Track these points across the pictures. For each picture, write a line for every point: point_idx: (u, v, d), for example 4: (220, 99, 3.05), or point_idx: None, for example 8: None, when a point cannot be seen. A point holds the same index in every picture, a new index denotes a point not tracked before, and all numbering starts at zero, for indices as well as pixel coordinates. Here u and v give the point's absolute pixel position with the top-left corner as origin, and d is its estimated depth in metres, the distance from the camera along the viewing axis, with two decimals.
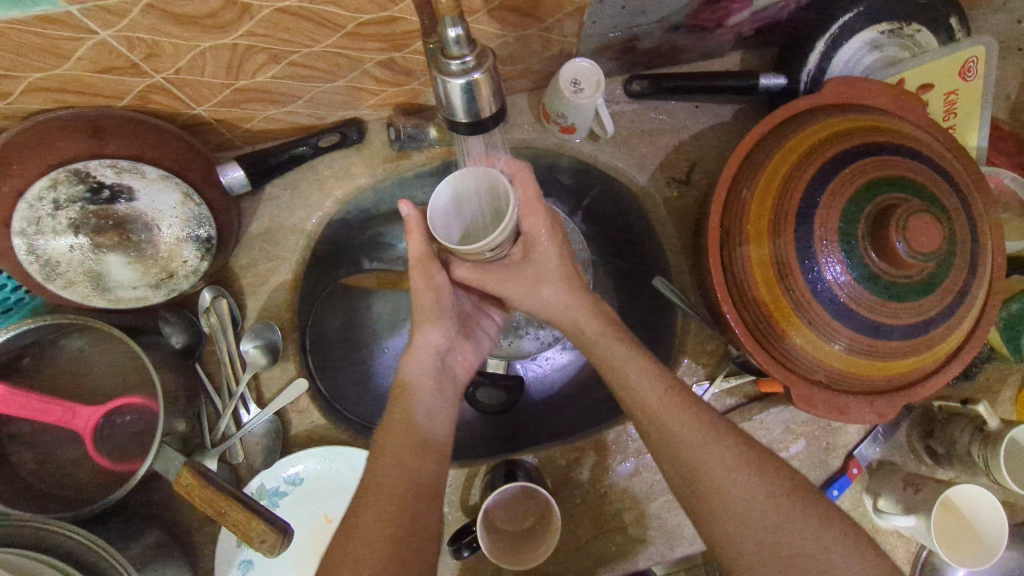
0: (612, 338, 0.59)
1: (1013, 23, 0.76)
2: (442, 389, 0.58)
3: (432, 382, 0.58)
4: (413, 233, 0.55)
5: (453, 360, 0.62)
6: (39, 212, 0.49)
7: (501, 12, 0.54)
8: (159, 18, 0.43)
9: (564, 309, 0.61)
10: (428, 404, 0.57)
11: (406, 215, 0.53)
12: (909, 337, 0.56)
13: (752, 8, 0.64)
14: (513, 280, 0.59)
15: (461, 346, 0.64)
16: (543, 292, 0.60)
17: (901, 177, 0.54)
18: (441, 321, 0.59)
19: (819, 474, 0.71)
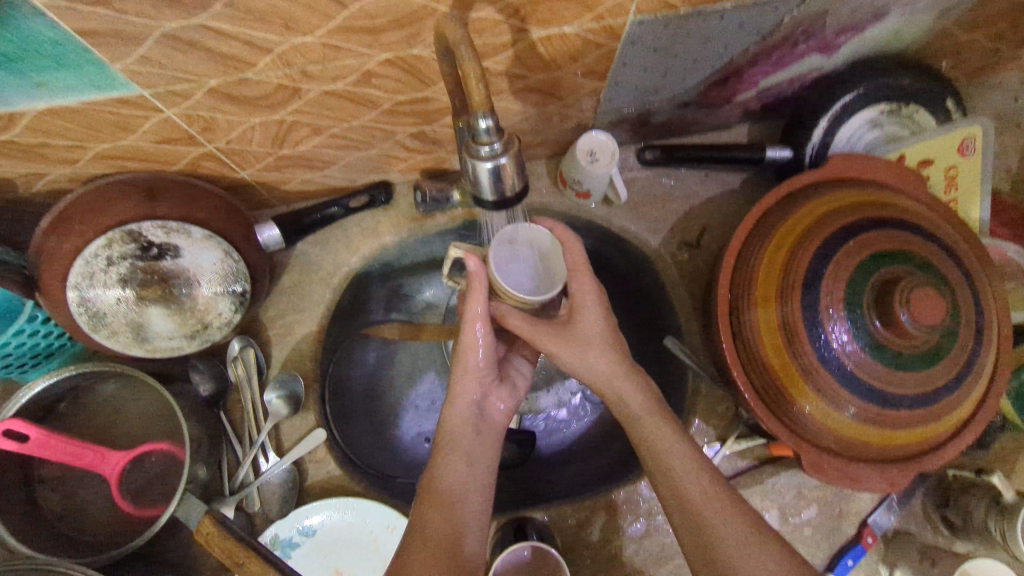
0: (639, 396, 0.59)
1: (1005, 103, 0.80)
2: (481, 436, 0.59)
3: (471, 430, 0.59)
4: (477, 291, 0.57)
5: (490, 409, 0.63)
6: (93, 268, 0.53)
7: (524, 92, 0.59)
8: (219, 99, 0.47)
9: (598, 376, 0.60)
10: (467, 450, 0.58)
11: (473, 269, 0.57)
12: (918, 406, 0.57)
13: (758, 88, 0.69)
14: (554, 339, 0.59)
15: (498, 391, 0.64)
16: (588, 356, 0.59)
17: (904, 250, 0.56)
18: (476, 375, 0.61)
19: (833, 542, 0.70)
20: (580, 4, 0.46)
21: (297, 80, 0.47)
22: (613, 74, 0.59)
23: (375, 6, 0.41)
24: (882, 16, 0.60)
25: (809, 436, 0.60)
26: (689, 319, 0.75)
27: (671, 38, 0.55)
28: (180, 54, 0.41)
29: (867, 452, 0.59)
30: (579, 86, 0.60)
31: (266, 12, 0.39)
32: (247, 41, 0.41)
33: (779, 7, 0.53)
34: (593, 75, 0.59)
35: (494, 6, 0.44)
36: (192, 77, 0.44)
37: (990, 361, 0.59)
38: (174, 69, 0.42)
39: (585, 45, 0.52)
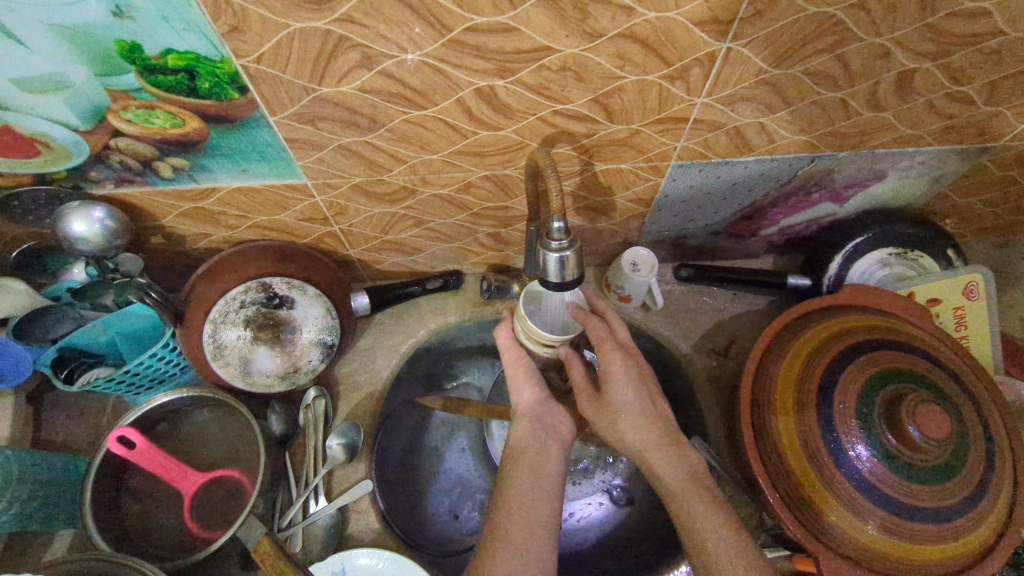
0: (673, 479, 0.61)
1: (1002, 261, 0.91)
2: (545, 449, 0.65)
3: (537, 443, 0.65)
4: (573, 367, 0.64)
5: (550, 421, 0.68)
6: (228, 308, 0.66)
7: (584, 209, 0.73)
8: (356, 192, 0.63)
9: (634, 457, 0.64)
10: (536, 473, 0.63)
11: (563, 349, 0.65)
12: (934, 522, 0.59)
13: (779, 226, 0.82)
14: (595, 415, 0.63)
15: (553, 411, 0.69)
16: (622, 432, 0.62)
17: (909, 369, 0.63)
18: (533, 416, 0.68)
19: None
20: (635, 149, 0.62)
21: (417, 184, 0.63)
22: (656, 202, 0.73)
23: (486, 139, 0.57)
24: (882, 177, 0.73)
25: (835, 545, 0.61)
26: (715, 423, 0.81)
27: (705, 179, 0.69)
28: (344, 158, 0.57)
29: (892, 567, 0.59)
30: (628, 210, 0.74)
31: (411, 137, 0.56)
32: (392, 154, 0.58)
33: (793, 163, 0.68)
34: (640, 202, 0.73)
35: (570, 146, 0.60)
36: (345, 175, 0.60)
37: (1010, 488, 0.61)
38: (335, 169, 0.59)
39: (636, 179, 0.67)
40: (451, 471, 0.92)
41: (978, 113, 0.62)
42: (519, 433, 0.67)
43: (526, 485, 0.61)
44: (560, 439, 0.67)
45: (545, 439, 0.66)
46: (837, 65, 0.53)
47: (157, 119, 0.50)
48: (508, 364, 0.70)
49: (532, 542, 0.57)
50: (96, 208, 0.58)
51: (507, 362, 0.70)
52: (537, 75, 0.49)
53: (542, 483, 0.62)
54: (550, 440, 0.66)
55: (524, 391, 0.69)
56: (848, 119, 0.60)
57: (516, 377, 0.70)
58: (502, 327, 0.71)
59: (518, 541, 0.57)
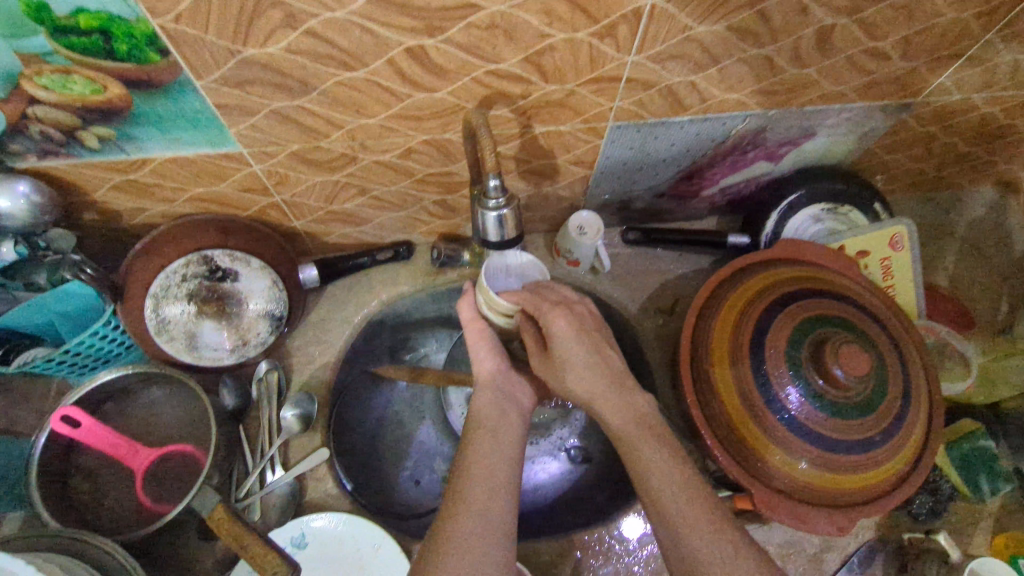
0: (618, 428, 0.64)
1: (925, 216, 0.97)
2: (506, 415, 0.66)
3: (498, 412, 0.66)
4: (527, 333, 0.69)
5: (512, 388, 0.70)
6: (170, 282, 0.66)
7: (528, 174, 0.74)
8: (295, 160, 0.63)
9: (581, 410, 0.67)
10: (496, 434, 0.64)
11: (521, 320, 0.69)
12: (856, 453, 0.63)
13: (719, 186, 0.84)
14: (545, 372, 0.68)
15: (514, 379, 0.71)
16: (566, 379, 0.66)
17: (834, 315, 0.67)
18: (494, 385, 0.69)
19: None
20: (572, 110, 0.63)
21: (356, 150, 0.63)
22: (599, 164, 0.74)
23: (423, 101, 0.57)
24: (812, 135, 0.76)
25: (771, 482, 0.64)
26: (663, 377, 0.84)
27: (644, 140, 0.70)
28: (278, 124, 0.57)
29: (821, 498, 0.63)
30: (572, 173, 0.76)
31: (345, 100, 0.55)
32: (327, 119, 0.57)
33: (727, 122, 0.70)
34: (583, 165, 0.74)
35: (508, 108, 0.60)
36: (281, 142, 0.59)
37: (924, 419, 0.66)
38: (270, 136, 0.58)
39: (577, 141, 0.68)
40: (416, 441, 0.93)
41: (896, 69, 0.65)
42: (481, 399, 0.68)
43: (486, 447, 0.62)
44: (519, 407, 0.69)
45: (506, 406, 0.68)
46: (759, 22, 0.54)
47: (75, 85, 0.48)
48: (470, 334, 0.72)
49: (492, 498, 0.57)
50: (20, 182, 0.56)
51: (469, 333, 0.72)
52: (467, 33, 0.49)
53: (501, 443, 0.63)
54: (509, 405, 0.68)
55: (484, 361, 0.70)
56: (775, 76, 0.62)
57: (477, 348, 0.71)
58: (464, 300, 0.73)
59: (477, 498, 0.56)
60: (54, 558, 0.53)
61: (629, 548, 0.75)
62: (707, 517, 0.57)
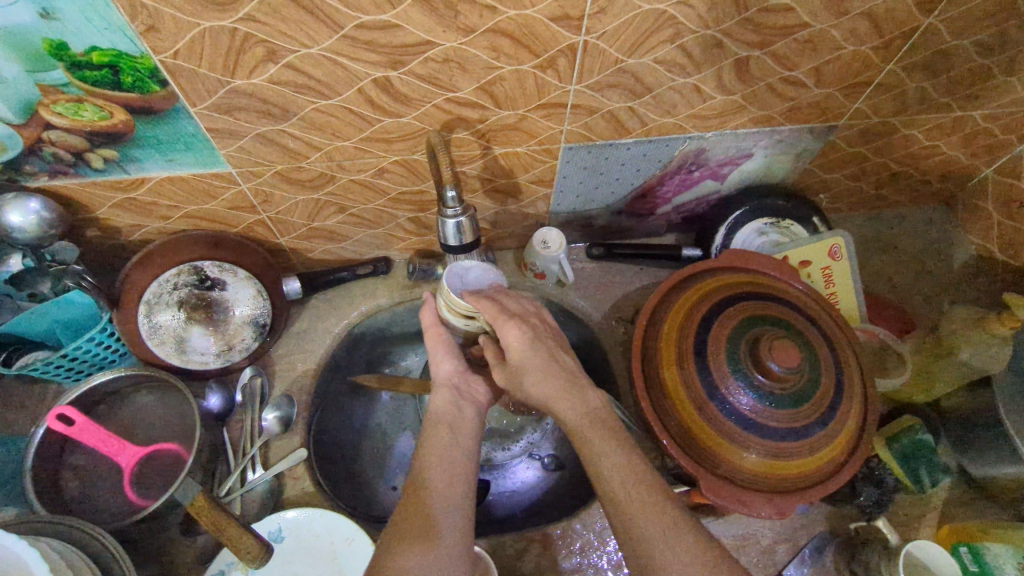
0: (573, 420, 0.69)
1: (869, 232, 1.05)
2: (462, 411, 0.71)
3: (454, 409, 0.71)
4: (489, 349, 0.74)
5: (469, 390, 0.74)
6: (162, 290, 0.72)
7: (493, 192, 0.82)
8: (279, 179, 0.70)
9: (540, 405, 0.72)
10: (454, 429, 0.69)
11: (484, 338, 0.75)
12: (792, 440, 0.68)
13: (672, 204, 0.92)
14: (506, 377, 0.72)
15: (472, 380, 0.75)
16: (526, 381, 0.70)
17: (771, 314, 0.73)
18: (450, 386, 0.73)
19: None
20: (526, 133, 0.70)
21: (334, 170, 0.70)
22: (557, 183, 0.82)
23: (391, 125, 0.65)
24: (750, 155, 0.84)
25: (718, 471, 0.69)
26: (624, 381, 0.89)
27: (595, 160, 0.78)
28: (263, 146, 0.64)
29: (764, 484, 0.68)
30: (533, 192, 0.83)
31: (322, 125, 0.63)
32: (307, 141, 0.65)
33: (669, 144, 0.78)
34: (542, 184, 0.82)
35: (468, 131, 0.68)
36: (266, 163, 0.67)
37: (860, 409, 0.71)
38: (256, 157, 0.65)
39: (534, 162, 0.76)
40: (395, 456, 0.96)
41: (813, 95, 0.74)
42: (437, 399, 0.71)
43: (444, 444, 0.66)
44: (475, 405, 0.73)
45: (462, 404, 0.72)
46: (681, 55, 0.63)
47: (86, 112, 0.56)
48: (430, 340, 0.76)
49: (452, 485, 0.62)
50: (32, 199, 0.63)
51: (429, 338, 0.76)
52: (425, 65, 0.57)
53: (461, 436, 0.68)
54: (465, 404, 0.72)
55: (442, 365, 0.74)
56: (705, 102, 0.71)
57: (437, 352, 0.75)
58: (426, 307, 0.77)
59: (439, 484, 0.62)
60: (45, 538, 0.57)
61: (592, 542, 0.78)
62: (650, 497, 0.62)
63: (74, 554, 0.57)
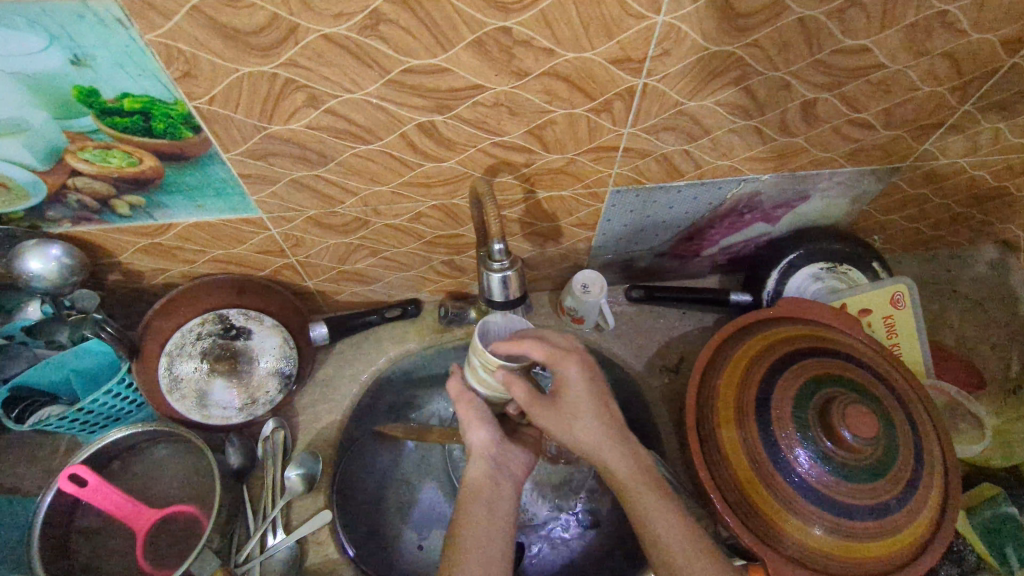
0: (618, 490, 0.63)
1: (926, 274, 0.98)
2: (498, 487, 0.65)
3: (488, 483, 0.65)
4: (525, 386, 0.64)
5: (509, 460, 0.69)
6: (185, 341, 0.68)
7: (533, 235, 0.77)
8: (311, 224, 0.66)
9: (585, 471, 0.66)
10: (488, 504, 0.63)
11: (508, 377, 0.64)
12: (869, 519, 0.61)
13: (719, 246, 0.87)
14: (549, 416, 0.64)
15: (513, 450, 0.70)
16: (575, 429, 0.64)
17: (838, 374, 0.67)
18: (478, 460, 0.67)
19: None
20: (573, 177, 0.66)
21: (369, 215, 0.67)
22: (600, 226, 0.77)
23: (432, 170, 0.61)
24: (806, 197, 0.79)
25: (786, 551, 0.62)
26: (669, 437, 0.83)
27: (643, 203, 0.74)
28: (297, 192, 0.60)
29: (835, 566, 0.61)
30: (575, 234, 0.79)
31: (360, 170, 0.59)
32: (343, 187, 0.61)
33: (722, 187, 0.73)
34: (585, 227, 0.77)
35: (512, 175, 0.64)
36: (299, 208, 0.63)
37: (940, 481, 0.65)
38: (289, 203, 0.62)
39: (578, 205, 0.72)
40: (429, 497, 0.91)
41: (880, 137, 0.69)
42: (472, 473, 0.66)
43: (481, 520, 0.61)
44: (514, 478, 0.68)
45: (499, 478, 0.66)
46: (744, 97, 0.58)
47: (114, 159, 0.52)
48: (461, 409, 0.70)
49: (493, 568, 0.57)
50: (54, 246, 0.59)
51: (460, 407, 0.71)
52: (473, 110, 0.53)
53: (496, 510, 0.62)
54: (503, 478, 0.66)
55: (475, 435, 0.68)
56: (764, 145, 0.66)
57: (470, 421, 0.69)
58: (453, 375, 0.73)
59: (475, 565, 0.57)
60: None
61: None
62: None
63: None
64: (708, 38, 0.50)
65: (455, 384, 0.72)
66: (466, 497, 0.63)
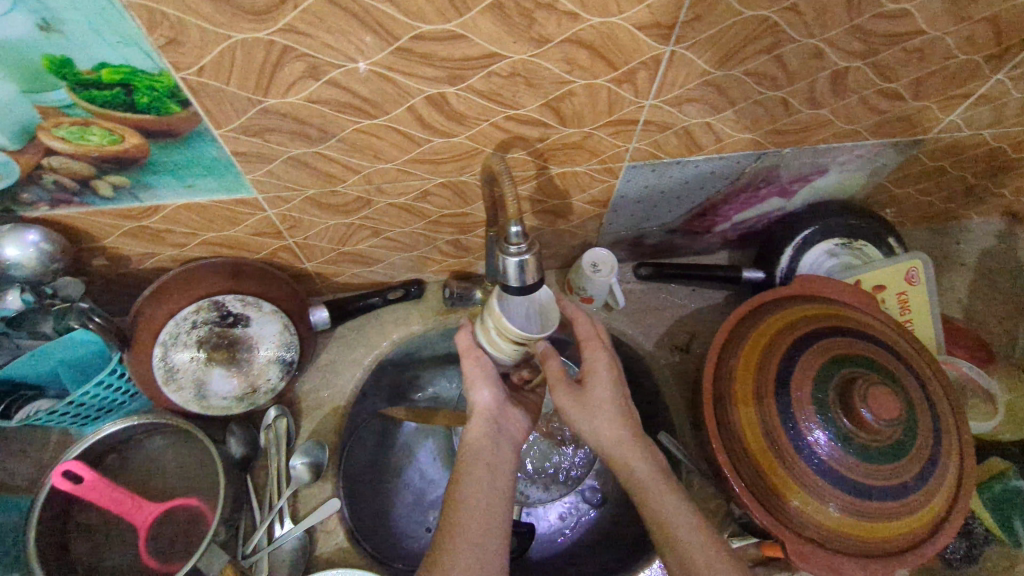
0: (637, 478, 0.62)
1: (936, 248, 0.97)
2: (499, 450, 0.63)
3: (490, 445, 0.63)
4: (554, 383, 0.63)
5: (508, 422, 0.66)
6: (179, 329, 0.64)
7: (542, 212, 0.74)
8: (310, 204, 0.62)
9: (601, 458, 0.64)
10: (489, 464, 0.61)
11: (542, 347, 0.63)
12: (889, 499, 0.61)
13: (732, 221, 0.84)
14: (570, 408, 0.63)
15: (512, 409, 0.67)
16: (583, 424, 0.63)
17: (858, 355, 0.65)
18: (482, 420, 0.64)
19: None
20: (588, 152, 0.62)
21: (371, 194, 0.62)
22: (612, 202, 0.74)
23: (441, 146, 0.57)
24: (824, 171, 0.76)
25: (805, 532, 0.62)
26: (681, 416, 0.82)
27: (658, 179, 0.70)
28: (294, 170, 0.56)
29: (854, 546, 0.61)
30: (586, 211, 0.75)
31: (363, 146, 0.55)
32: (345, 164, 0.57)
33: (741, 161, 0.70)
34: (597, 204, 0.74)
35: (525, 150, 0.60)
36: (297, 188, 0.59)
37: (956, 461, 0.64)
38: (286, 182, 0.57)
39: (592, 181, 0.68)
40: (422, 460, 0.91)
41: (907, 109, 0.66)
42: (472, 434, 0.64)
43: (478, 484, 0.59)
44: (512, 440, 0.66)
45: (500, 440, 0.64)
46: (775, 66, 0.55)
47: (93, 136, 0.47)
48: (465, 364, 0.65)
49: (494, 535, 0.56)
50: (30, 231, 0.55)
51: (465, 363, 0.65)
52: (488, 81, 0.49)
53: (495, 473, 0.61)
54: (504, 442, 0.64)
55: (478, 396, 0.64)
56: (789, 117, 0.63)
57: (473, 378, 0.65)
58: (462, 330, 0.66)
59: (475, 532, 0.55)
60: None
61: None
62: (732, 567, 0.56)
63: None
64: (743, 2, 0.46)
65: (462, 339, 0.66)
66: (469, 457, 0.61)
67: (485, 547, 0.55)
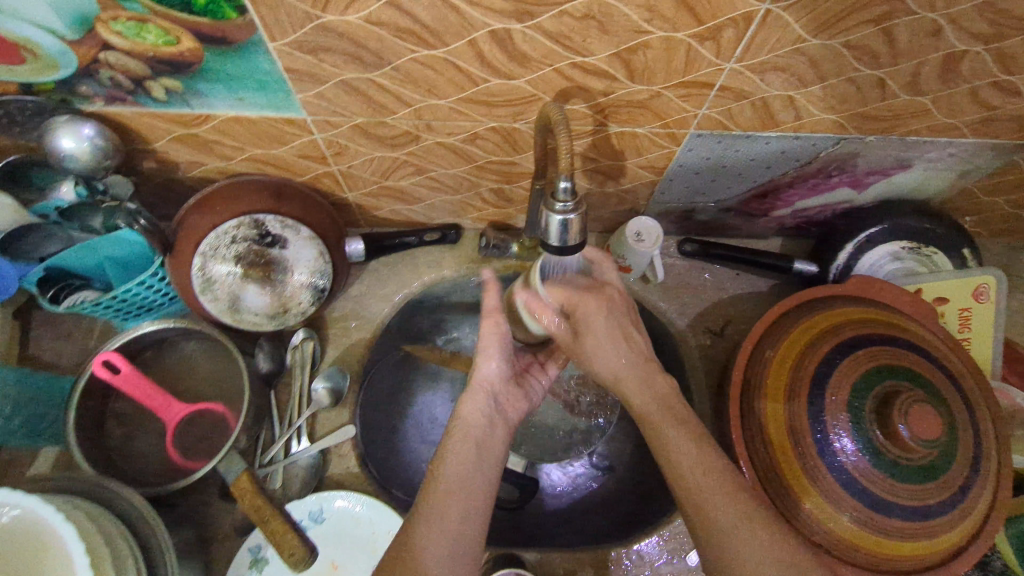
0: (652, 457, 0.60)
1: (1012, 265, 0.89)
2: (492, 429, 0.61)
3: (484, 423, 0.61)
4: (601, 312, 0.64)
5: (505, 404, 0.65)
6: (219, 242, 0.66)
7: (593, 171, 0.71)
8: (357, 133, 0.60)
9: None
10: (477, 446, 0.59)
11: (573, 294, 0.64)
12: (909, 519, 0.59)
13: (793, 208, 0.79)
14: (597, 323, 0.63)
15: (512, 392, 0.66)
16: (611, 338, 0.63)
17: (907, 368, 0.61)
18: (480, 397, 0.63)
19: None
20: (653, 113, 0.58)
21: (420, 130, 0.60)
22: (669, 171, 0.70)
23: (498, 87, 0.54)
24: (907, 166, 0.69)
25: (814, 536, 0.60)
26: (702, 400, 0.81)
27: (722, 152, 0.66)
28: (345, 95, 0.54)
29: (862, 559, 0.59)
30: (639, 176, 0.72)
31: (418, 78, 0.52)
32: (398, 95, 0.55)
33: (817, 143, 0.64)
34: (652, 170, 0.70)
35: (585, 103, 0.57)
36: (346, 113, 0.57)
37: (989, 492, 0.61)
38: (336, 107, 0.56)
39: (650, 145, 0.64)
40: (428, 417, 0.89)
41: (1021, 107, 0.58)
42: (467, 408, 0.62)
43: (462, 461, 0.57)
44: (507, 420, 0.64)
45: (495, 419, 0.63)
46: (880, 40, 0.49)
47: (149, 34, 0.46)
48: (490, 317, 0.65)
49: (486, 493, 0.55)
50: (86, 124, 0.55)
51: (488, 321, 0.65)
52: (558, 21, 0.45)
53: (485, 449, 0.59)
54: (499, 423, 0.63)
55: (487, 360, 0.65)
56: (883, 100, 0.57)
57: (486, 346, 0.65)
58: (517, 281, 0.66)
59: (473, 485, 0.55)
60: (83, 503, 0.55)
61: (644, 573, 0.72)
62: None
63: (110, 523, 0.54)
64: None
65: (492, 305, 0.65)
66: (460, 429, 0.60)
67: (481, 502, 0.54)
